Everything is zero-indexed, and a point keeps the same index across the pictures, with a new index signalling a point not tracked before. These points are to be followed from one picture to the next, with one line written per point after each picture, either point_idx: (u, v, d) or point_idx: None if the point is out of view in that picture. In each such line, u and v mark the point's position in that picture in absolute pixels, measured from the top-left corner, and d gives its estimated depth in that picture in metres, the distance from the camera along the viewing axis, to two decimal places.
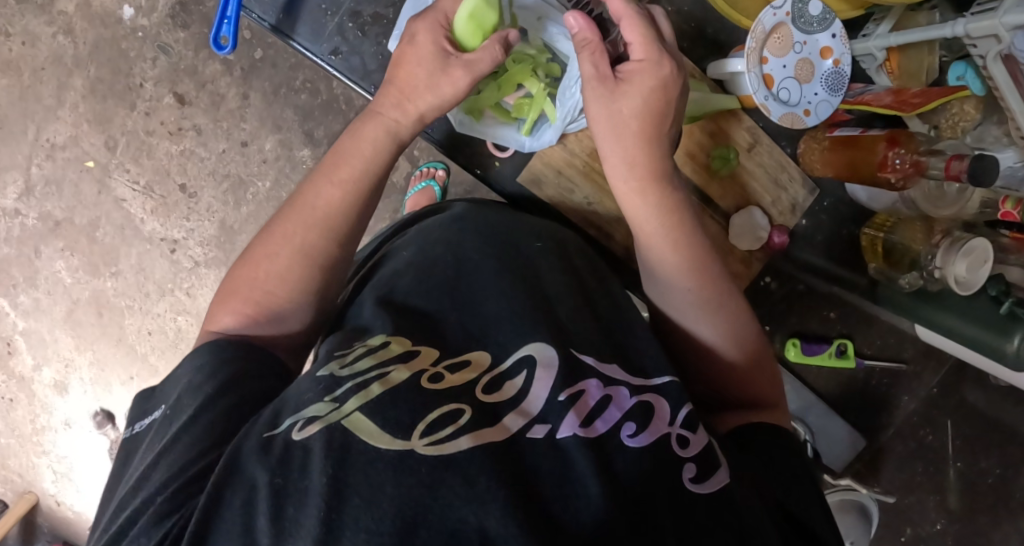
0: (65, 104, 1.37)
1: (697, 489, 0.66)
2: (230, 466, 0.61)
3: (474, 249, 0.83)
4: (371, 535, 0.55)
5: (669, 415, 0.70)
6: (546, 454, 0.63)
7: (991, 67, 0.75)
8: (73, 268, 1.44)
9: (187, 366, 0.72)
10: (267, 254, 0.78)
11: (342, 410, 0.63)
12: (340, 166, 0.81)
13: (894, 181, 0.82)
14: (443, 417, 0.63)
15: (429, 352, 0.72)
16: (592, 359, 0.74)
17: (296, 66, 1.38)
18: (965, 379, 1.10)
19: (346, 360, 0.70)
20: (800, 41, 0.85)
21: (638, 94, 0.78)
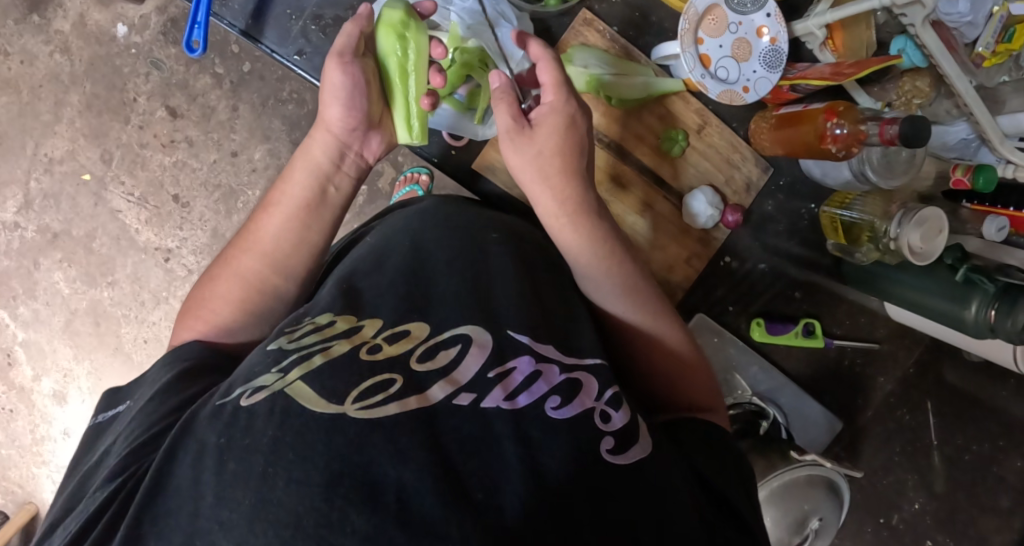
0: (61, 120, 1.43)
1: (614, 461, 0.67)
2: (183, 430, 0.63)
3: (432, 235, 0.82)
4: (301, 486, 0.57)
5: (595, 392, 0.71)
6: (472, 421, 0.64)
7: (921, 34, 0.80)
8: (71, 279, 1.49)
9: (154, 366, 0.77)
10: (215, 279, 0.84)
11: (286, 379, 0.64)
12: (275, 200, 0.87)
13: (837, 151, 0.86)
14: (374, 385, 0.64)
15: (374, 323, 0.71)
16: (526, 337, 0.72)
17: (283, 78, 1.44)
18: (942, 358, 1.11)
19: (295, 335, 0.70)
20: (735, 21, 0.89)
21: (553, 132, 0.84)
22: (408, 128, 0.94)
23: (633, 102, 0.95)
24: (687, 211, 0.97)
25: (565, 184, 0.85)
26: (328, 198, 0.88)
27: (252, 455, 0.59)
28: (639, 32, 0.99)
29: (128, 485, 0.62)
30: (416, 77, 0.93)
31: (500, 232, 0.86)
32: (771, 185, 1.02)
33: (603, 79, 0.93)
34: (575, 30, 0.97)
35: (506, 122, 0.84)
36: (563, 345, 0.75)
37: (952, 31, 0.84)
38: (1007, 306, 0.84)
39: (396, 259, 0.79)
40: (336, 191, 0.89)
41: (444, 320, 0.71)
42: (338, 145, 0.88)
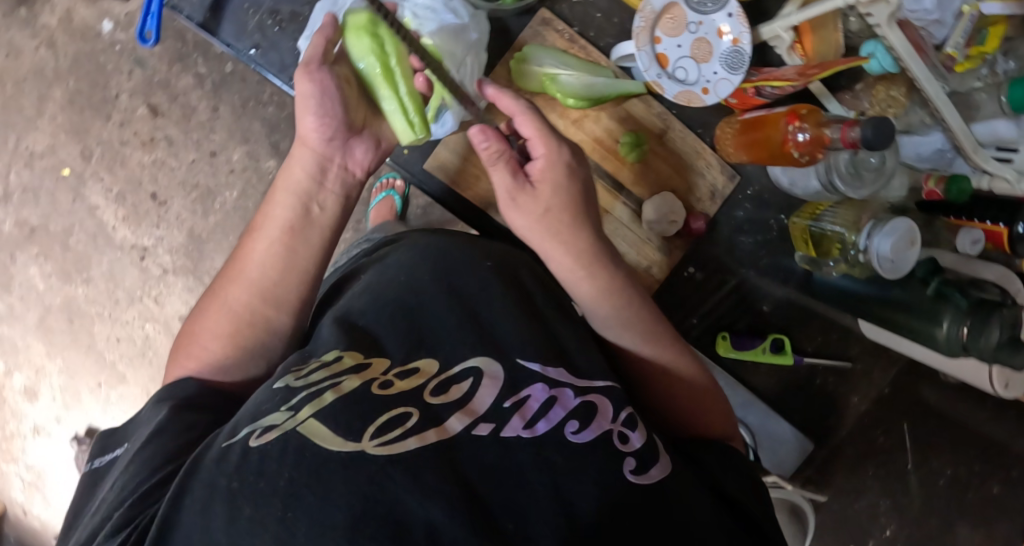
0: (44, 115, 1.43)
1: (636, 481, 0.63)
2: (191, 473, 0.61)
3: (428, 269, 0.78)
4: (325, 529, 0.56)
5: (611, 413, 0.67)
6: (492, 451, 0.62)
7: (888, 33, 0.75)
8: (46, 274, 1.49)
9: (147, 408, 0.73)
10: (204, 314, 0.78)
11: (297, 418, 0.62)
12: (261, 226, 0.80)
13: (800, 157, 0.80)
14: (391, 420, 0.62)
15: (382, 360, 0.70)
16: (537, 364, 0.70)
17: (264, 81, 1.44)
18: (921, 379, 1.05)
19: (302, 372, 0.68)
20: (695, 21, 0.81)
21: (557, 187, 0.76)
22: (410, 123, 0.84)
23: (588, 102, 0.88)
24: (646, 217, 0.93)
25: (574, 234, 0.77)
26: (313, 218, 0.80)
27: (270, 499, 0.57)
28: (600, 33, 0.94)
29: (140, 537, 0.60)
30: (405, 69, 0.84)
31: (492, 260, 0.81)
32: (738, 193, 0.96)
33: (559, 77, 0.89)
34: (532, 29, 0.93)
35: (506, 178, 0.75)
36: (567, 365, 0.71)
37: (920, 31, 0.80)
38: (978, 324, 0.79)
39: (390, 297, 0.75)
40: (322, 211, 0.81)
41: (454, 353, 0.70)
42: (319, 159, 0.80)
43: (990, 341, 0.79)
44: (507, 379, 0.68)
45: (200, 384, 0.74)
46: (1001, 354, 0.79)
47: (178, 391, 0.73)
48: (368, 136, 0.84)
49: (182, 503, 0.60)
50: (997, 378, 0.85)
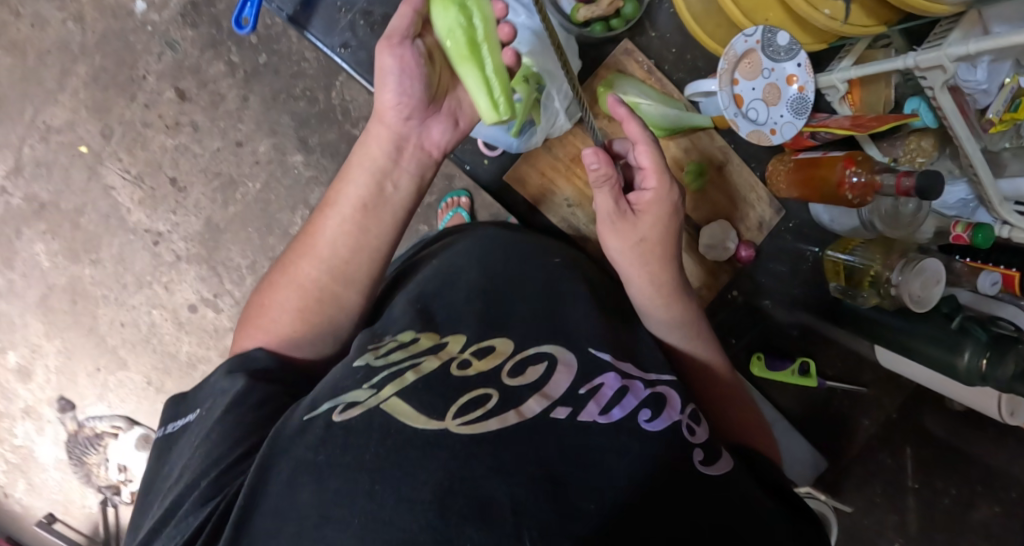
0: (65, 89, 1.40)
1: (706, 472, 0.65)
2: (273, 447, 0.62)
3: (498, 260, 0.82)
4: (412, 504, 0.57)
5: (678, 406, 0.69)
6: (571, 436, 0.62)
7: (939, 97, 0.80)
8: (53, 252, 1.45)
9: (218, 372, 0.75)
10: (274, 287, 0.80)
11: (380, 395, 0.64)
12: (334, 201, 0.81)
13: (852, 198, 0.86)
14: (473, 401, 0.64)
15: (457, 339, 0.72)
16: (608, 355, 0.72)
17: (298, 74, 1.42)
18: (924, 405, 1.15)
19: (381, 351, 0.70)
20: (768, 67, 0.87)
21: (655, 220, 0.81)
22: (495, 104, 0.90)
23: (665, 133, 0.94)
24: (703, 242, 0.98)
25: (664, 269, 0.82)
26: (387, 196, 0.82)
27: (357, 473, 0.59)
28: (673, 68, 0.98)
29: (230, 504, 0.62)
30: (488, 47, 0.91)
31: (563, 257, 0.86)
32: (781, 225, 1.03)
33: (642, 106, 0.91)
34: (614, 57, 0.95)
35: (608, 202, 0.80)
36: (634, 361, 0.73)
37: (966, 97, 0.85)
38: (997, 355, 0.89)
39: (468, 286, 0.78)
40: (395, 190, 0.83)
41: (527, 336, 0.71)
42: (395, 138, 0.82)
43: (1007, 371, 0.89)
44: (581, 367, 0.68)
45: (273, 357, 0.76)
46: (1014, 384, 0.89)
47: (250, 361, 0.75)
48: (446, 114, 0.87)
49: (268, 474, 0.61)
50: (1005, 406, 0.96)
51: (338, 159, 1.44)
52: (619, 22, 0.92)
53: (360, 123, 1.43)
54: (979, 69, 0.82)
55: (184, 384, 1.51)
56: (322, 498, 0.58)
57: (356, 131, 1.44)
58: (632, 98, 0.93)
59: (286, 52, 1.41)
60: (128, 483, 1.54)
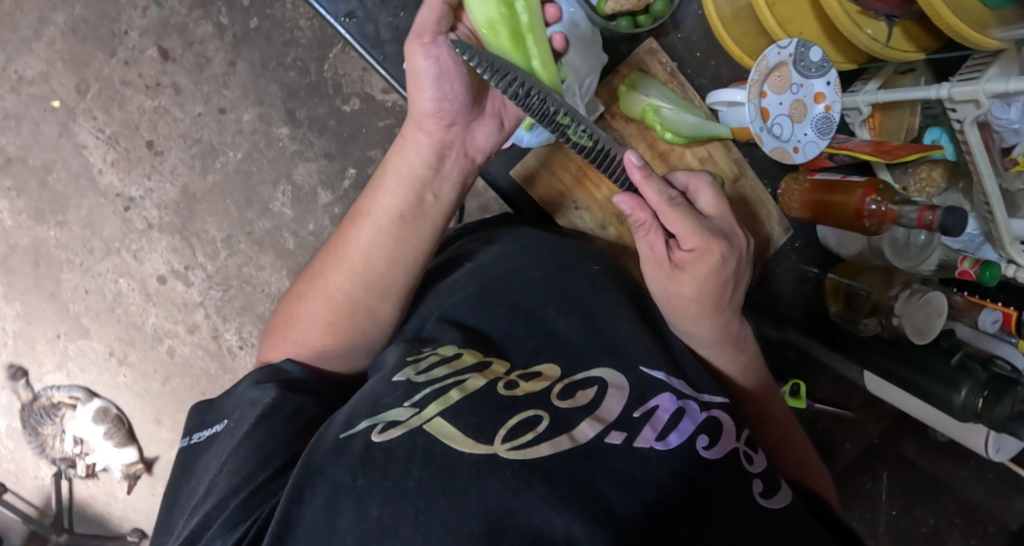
0: (41, 39, 1.31)
1: (769, 505, 0.59)
2: (308, 467, 0.55)
3: (538, 265, 0.74)
4: (460, 537, 0.51)
5: (734, 430, 0.63)
6: (628, 462, 0.56)
7: (968, 131, 0.79)
8: (16, 211, 1.37)
9: (247, 381, 0.71)
10: (304, 298, 0.76)
11: (423, 415, 0.57)
12: (368, 208, 0.77)
13: (869, 226, 0.85)
14: (522, 423, 0.57)
15: (502, 362, 0.65)
16: (662, 374, 0.64)
17: (290, 43, 1.33)
18: (907, 433, 1.12)
19: (422, 367, 0.63)
20: (797, 83, 0.83)
21: (693, 280, 0.73)
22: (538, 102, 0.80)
23: (685, 140, 0.87)
24: None
25: (704, 323, 0.76)
26: (426, 206, 0.78)
27: (400, 500, 0.52)
28: (696, 72, 0.92)
29: (260, 529, 0.56)
30: (534, 36, 0.79)
31: (601, 264, 0.76)
32: (788, 244, 0.99)
33: (663, 110, 0.86)
34: (637, 56, 0.89)
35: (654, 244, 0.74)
36: (687, 381, 0.67)
37: (994, 134, 0.82)
38: (996, 395, 0.87)
39: (504, 304, 0.71)
40: (435, 200, 0.78)
41: (578, 361, 0.65)
42: (435, 146, 0.77)
43: (1004, 411, 0.86)
44: (634, 390, 0.62)
45: (305, 369, 0.73)
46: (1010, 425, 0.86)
47: (281, 373, 0.72)
48: (492, 116, 0.81)
49: (302, 501, 0.54)
50: (991, 443, 0.93)
51: (326, 135, 1.36)
52: (647, 18, 0.86)
53: (351, 99, 1.36)
54: (1013, 107, 0.79)
55: (149, 358, 1.45)
56: (367, 529, 0.52)
57: (347, 108, 1.36)
58: (654, 100, 0.87)
59: (279, 18, 1.32)
60: (85, 456, 1.48)
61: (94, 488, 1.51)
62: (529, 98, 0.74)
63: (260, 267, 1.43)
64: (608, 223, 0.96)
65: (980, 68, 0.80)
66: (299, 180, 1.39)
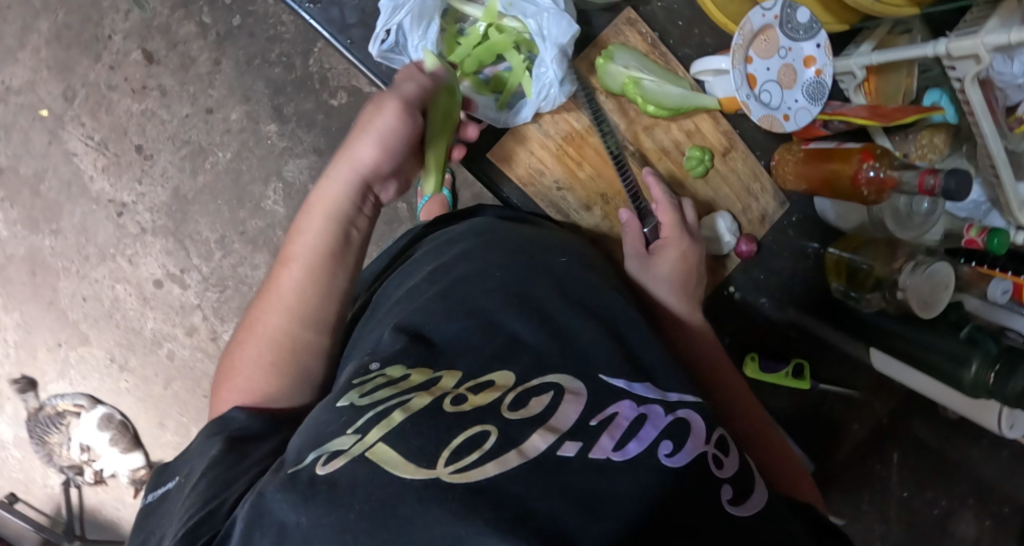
0: (26, 47, 1.29)
1: (737, 514, 0.54)
2: (256, 509, 0.51)
3: (501, 265, 0.69)
4: None
5: (704, 432, 0.57)
6: (582, 477, 0.51)
7: (969, 90, 0.73)
8: (11, 221, 1.35)
9: (200, 441, 0.65)
10: (239, 342, 0.72)
11: (365, 442, 0.52)
12: (288, 245, 0.74)
13: (868, 194, 0.81)
14: (467, 441, 0.52)
15: (452, 374, 0.59)
16: (622, 381, 0.59)
17: (274, 39, 1.31)
18: (915, 412, 1.07)
19: (366, 388, 0.57)
20: (785, 46, 0.77)
21: (669, 265, 0.81)
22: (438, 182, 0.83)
23: (669, 113, 0.84)
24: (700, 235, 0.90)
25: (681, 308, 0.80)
26: (351, 240, 0.75)
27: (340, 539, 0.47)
28: (679, 42, 0.87)
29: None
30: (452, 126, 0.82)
31: (568, 256, 0.73)
32: (784, 219, 0.94)
33: (643, 82, 0.82)
34: (614, 28, 0.85)
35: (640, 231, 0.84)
36: (653, 382, 0.61)
37: (997, 92, 0.77)
38: (1009, 367, 0.81)
39: (466, 306, 0.64)
40: (357, 234, 0.75)
41: (531, 365, 0.58)
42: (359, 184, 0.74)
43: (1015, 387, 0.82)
44: (593, 396, 0.56)
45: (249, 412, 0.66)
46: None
47: (228, 421, 0.66)
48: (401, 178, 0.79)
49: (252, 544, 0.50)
50: (1006, 419, 0.89)
51: (314, 130, 1.34)
52: None
53: (338, 93, 1.34)
54: (1014, 61, 0.74)
55: (150, 363, 1.44)
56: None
57: (334, 102, 1.34)
58: (634, 72, 0.83)
59: (262, 14, 1.31)
60: (93, 463, 1.46)
61: (104, 494, 1.50)
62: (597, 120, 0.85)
63: (256, 265, 1.41)
64: (592, 203, 0.89)
65: (977, 24, 0.75)
66: (290, 177, 1.37)
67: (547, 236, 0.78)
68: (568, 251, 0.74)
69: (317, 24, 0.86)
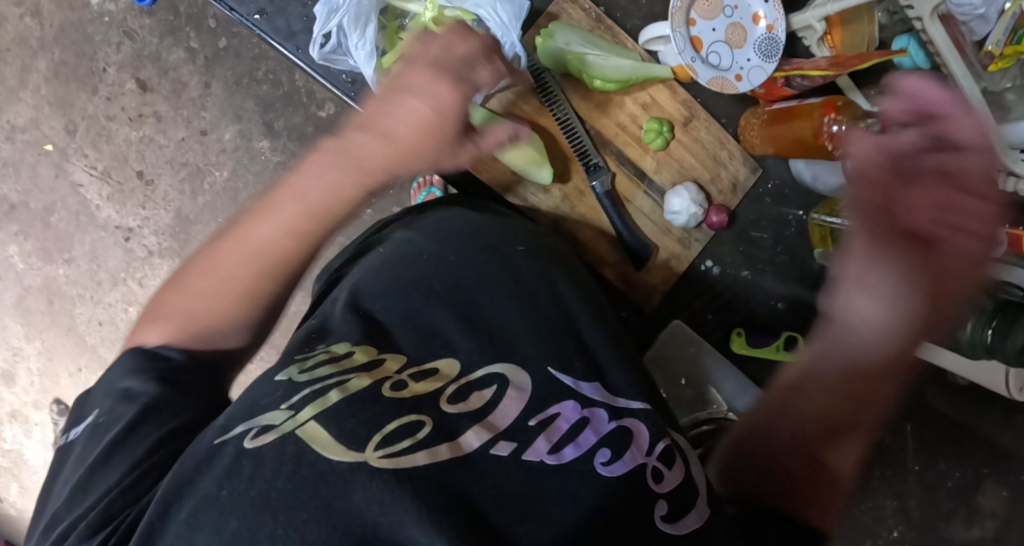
0: (27, 86, 1.24)
1: (668, 530, 0.59)
2: (180, 477, 0.50)
3: (454, 248, 0.72)
4: None
5: (647, 445, 0.63)
6: (512, 475, 0.55)
7: (929, 27, 0.69)
8: (26, 253, 1.29)
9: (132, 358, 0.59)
10: (212, 277, 0.62)
11: (297, 419, 0.52)
12: (300, 192, 0.62)
13: (833, 150, 0.77)
14: (403, 429, 0.54)
15: (396, 357, 0.62)
16: (570, 380, 0.64)
17: (259, 56, 1.23)
18: (926, 379, 1.02)
19: (307, 364, 0.58)
20: (732, 4, 0.80)
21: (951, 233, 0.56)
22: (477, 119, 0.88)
23: (616, 86, 0.86)
24: (667, 209, 0.89)
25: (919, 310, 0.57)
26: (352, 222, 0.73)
27: (261, 515, 0.48)
28: (626, 14, 0.92)
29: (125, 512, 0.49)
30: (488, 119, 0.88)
31: (527, 245, 0.76)
32: (757, 188, 0.93)
33: (588, 57, 0.85)
34: (556, 5, 0.89)
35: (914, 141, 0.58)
36: (602, 384, 0.67)
37: (960, 27, 0.71)
38: (1006, 324, 0.75)
39: (420, 286, 0.68)
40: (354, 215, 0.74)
41: (475, 356, 0.63)
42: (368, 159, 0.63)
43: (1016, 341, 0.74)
44: (537, 395, 0.62)
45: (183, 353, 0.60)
46: None
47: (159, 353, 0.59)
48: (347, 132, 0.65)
49: (169, 513, 0.49)
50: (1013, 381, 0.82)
51: (305, 142, 1.25)
52: None
53: (326, 103, 1.25)
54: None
55: None
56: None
57: (323, 113, 1.24)
58: (577, 49, 0.87)
59: (246, 34, 1.23)
60: None
61: None
62: (542, 93, 0.87)
63: None
64: (549, 185, 0.90)
65: None
66: None
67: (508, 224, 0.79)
68: (524, 240, 0.76)
69: (265, 33, 0.95)
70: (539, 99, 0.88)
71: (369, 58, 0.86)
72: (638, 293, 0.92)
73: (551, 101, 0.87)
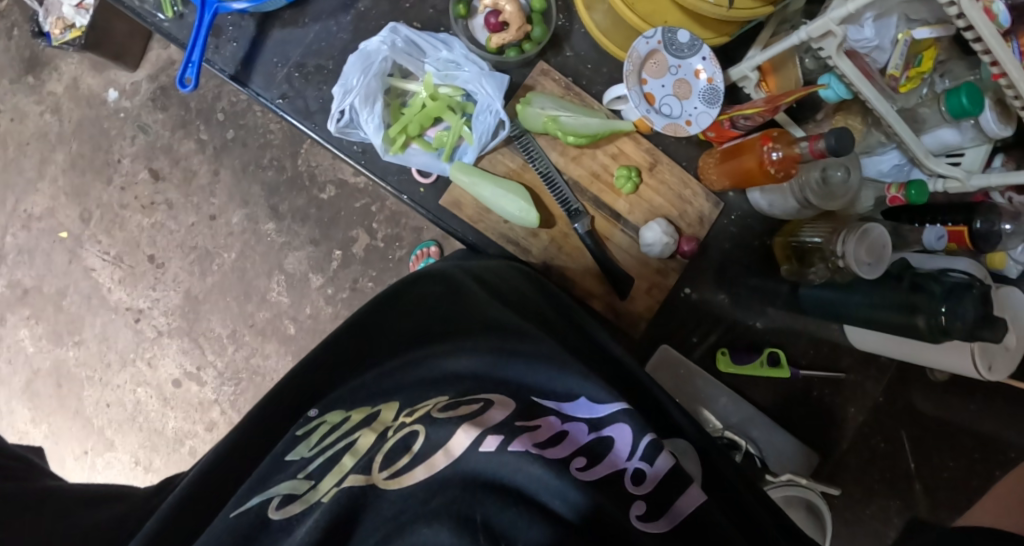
0: (44, 177, 1.31)
1: (646, 528, 0.64)
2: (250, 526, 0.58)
3: (441, 326, 0.85)
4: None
5: (626, 452, 0.69)
6: (507, 466, 0.59)
7: (839, 63, 0.77)
8: (37, 336, 1.33)
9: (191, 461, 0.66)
10: None
11: (320, 489, 0.60)
12: None
13: (776, 172, 0.88)
14: (396, 446, 0.61)
15: (390, 407, 0.71)
16: (552, 404, 0.72)
17: (265, 145, 1.32)
18: (912, 386, 1.08)
19: (314, 442, 0.68)
20: (675, 65, 0.91)
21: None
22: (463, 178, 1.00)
23: (587, 140, 0.98)
24: (643, 243, 0.99)
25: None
26: None
27: None
28: (591, 82, 1.04)
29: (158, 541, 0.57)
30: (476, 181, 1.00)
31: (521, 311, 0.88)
32: (723, 218, 1.03)
33: (560, 119, 0.98)
34: (532, 79, 1.02)
35: None
36: (587, 396, 0.73)
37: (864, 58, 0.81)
38: (954, 304, 0.82)
39: (406, 361, 0.79)
40: None
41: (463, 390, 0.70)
42: None
43: (968, 318, 0.81)
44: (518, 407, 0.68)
45: None
46: (977, 331, 0.81)
47: None
48: None
49: None
50: (981, 358, 0.88)
51: (308, 223, 1.32)
52: (530, 45, 1.00)
53: (327, 186, 1.32)
54: (866, 27, 0.78)
55: (173, 462, 1.34)
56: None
57: (324, 195, 1.32)
58: (550, 112, 0.99)
59: (252, 126, 1.32)
60: None
61: None
62: (526, 153, 1.00)
63: (267, 355, 1.34)
64: (537, 230, 1.01)
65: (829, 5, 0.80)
66: (291, 268, 1.32)
67: (508, 297, 0.90)
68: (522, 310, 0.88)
69: (288, 115, 1.05)
70: (522, 157, 1.01)
71: (377, 130, 0.99)
72: (625, 320, 1.02)
73: (533, 158, 1.00)
